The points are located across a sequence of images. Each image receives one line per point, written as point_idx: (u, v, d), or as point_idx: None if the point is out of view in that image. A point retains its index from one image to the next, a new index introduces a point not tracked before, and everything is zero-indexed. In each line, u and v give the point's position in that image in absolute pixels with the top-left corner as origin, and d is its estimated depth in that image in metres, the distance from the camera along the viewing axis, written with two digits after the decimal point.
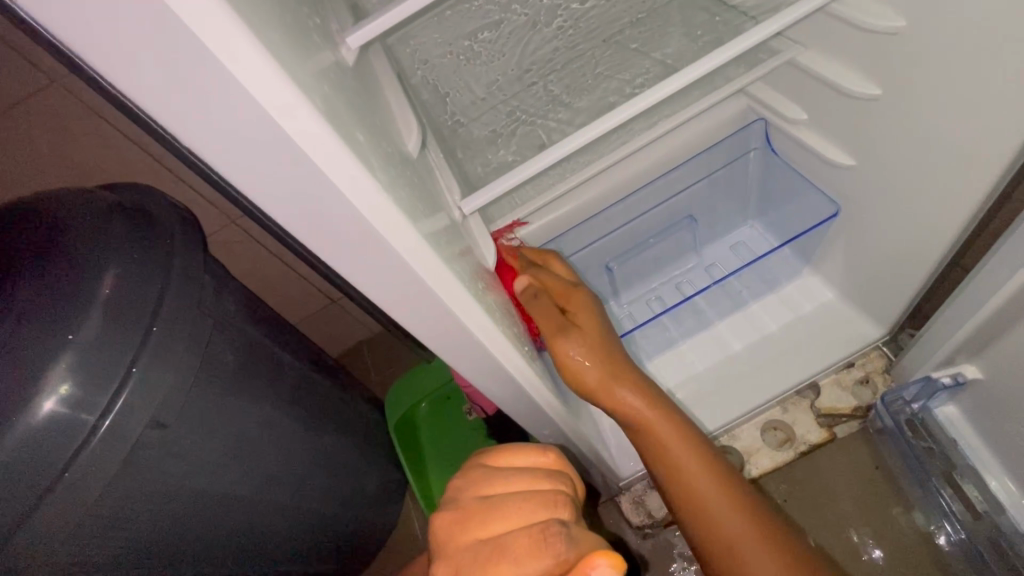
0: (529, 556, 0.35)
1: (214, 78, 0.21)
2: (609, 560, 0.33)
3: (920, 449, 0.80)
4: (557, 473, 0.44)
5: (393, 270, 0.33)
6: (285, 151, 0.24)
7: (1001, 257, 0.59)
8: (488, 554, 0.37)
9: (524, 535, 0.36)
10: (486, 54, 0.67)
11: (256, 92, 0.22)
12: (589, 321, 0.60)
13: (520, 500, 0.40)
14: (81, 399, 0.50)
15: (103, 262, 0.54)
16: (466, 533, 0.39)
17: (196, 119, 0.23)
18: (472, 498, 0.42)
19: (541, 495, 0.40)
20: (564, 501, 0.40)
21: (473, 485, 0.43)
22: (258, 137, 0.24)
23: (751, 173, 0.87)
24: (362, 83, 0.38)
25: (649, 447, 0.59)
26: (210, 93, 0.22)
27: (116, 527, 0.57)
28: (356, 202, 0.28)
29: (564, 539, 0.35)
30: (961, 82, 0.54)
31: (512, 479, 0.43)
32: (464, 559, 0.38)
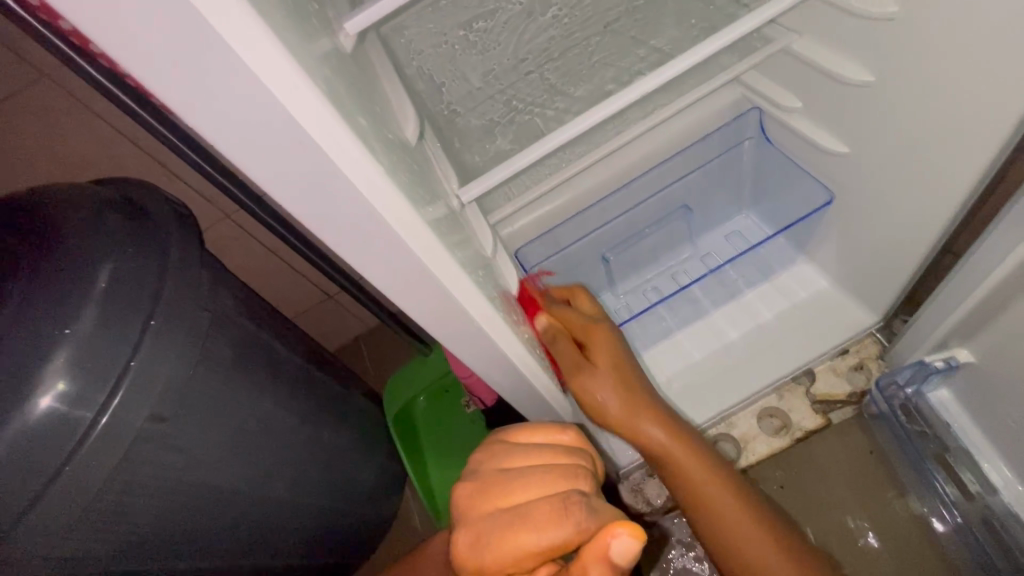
0: (551, 523, 0.36)
1: (217, 57, 0.21)
2: (629, 530, 0.34)
3: (914, 431, 0.82)
4: (575, 449, 0.45)
5: (395, 254, 0.33)
6: (287, 132, 0.24)
7: (992, 242, 0.60)
8: (508, 521, 0.38)
9: (545, 503, 0.37)
10: (482, 44, 0.64)
11: (259, 70, 0.22)
12: (612, 358, 0.62)
13: (540, 472, 0.41)
14: (79, 395, 0.50)
15: (99, 257, 0.54)
16: (486, 502, 0.41)
17: (195, 97, 0.23)
18: (490, 471, 0.43)
19: (562, 469, 0.41)
20: (583, 476, 0.41)
21: (492, 459, 0.45)
22: (259, 115, 0.24)
23: (746, 162, 0.87)
24: (359, 70, 0.37)
25: (681, 489, 0.61)
26: (211, 70, 0.22)
27: (118, 521, 0.57)
28: (358, 183, 0.28)
29: (585, 509, 0.36)
30: (953, 68, 0.55)
31: (532, 454, 0.44)
32: (484, 526, 0.39)
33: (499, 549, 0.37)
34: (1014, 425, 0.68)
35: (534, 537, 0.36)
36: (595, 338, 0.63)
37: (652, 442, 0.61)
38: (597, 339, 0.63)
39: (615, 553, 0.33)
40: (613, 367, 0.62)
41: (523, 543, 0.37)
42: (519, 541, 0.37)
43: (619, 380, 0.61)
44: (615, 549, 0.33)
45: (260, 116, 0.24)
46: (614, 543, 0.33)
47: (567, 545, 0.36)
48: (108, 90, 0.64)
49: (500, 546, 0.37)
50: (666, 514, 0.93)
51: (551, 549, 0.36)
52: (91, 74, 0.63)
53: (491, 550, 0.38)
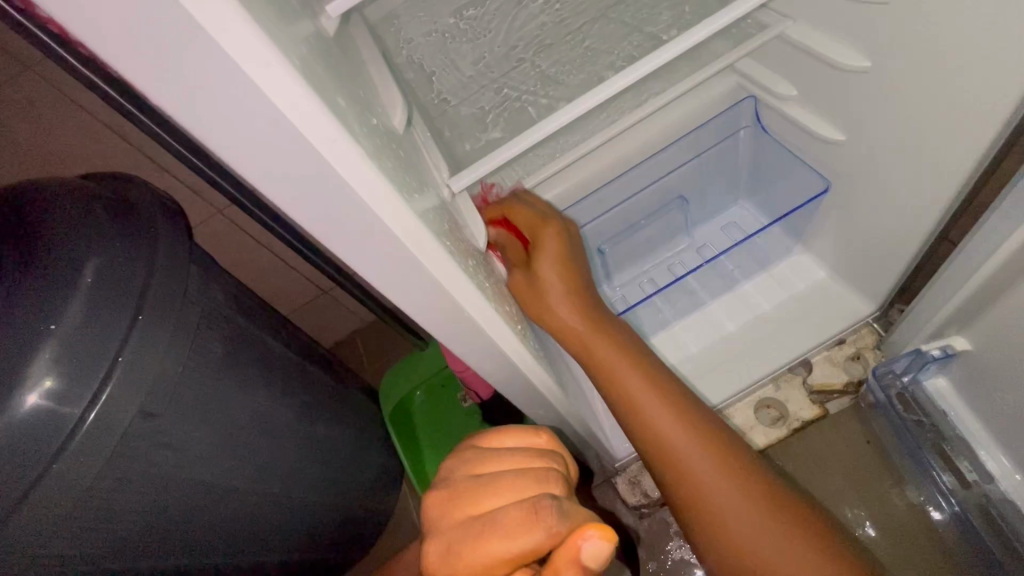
0: (522, 529, 0.36)
1: (191, 40, 0.20)
2: (601, 532, 0.34)
3: (911, 422, 0.80)
4: (547, 452, 0.44)
5: (381, 244, 0.32)
6: (265, 114, 0.23)
7: (988, 228, 0.59)
8: (479, 528, 0.37)
9: (515, 509, 0.37)
10: (472, 31, 0.67)
11: (235, 54, 0.21)
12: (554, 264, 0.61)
13: (512, 478, 0.40)
14: (66, 391, 0.49)
15: (85, 251, 0.53)
16: (458, 509, 0.40)
17: (168, 78, 0.21)
18: (463, 476, 0.43)
19: (534, 473, 0.40)
20: (555, 479, 0.40)
21: (465, 464, 0.44)
22: (235, 97, 0.23)
23: (741, 152, 0.86)
24: (343, 54, 0.37)
25: (616, 395, 0.59)
26: (182, 48, 0.20)
27: (109, 519, 0.56)
28: (340, 168, 0.27)
29: (556, 513, 0.36)
30: (952, 52, 0.54)
31: (503, 457, 0.43)
32: (456, 534, 0.39)
33: (471, 557, 0.37)
34: (1012, 413, 0.68)
35: (504, 545, 0.36)
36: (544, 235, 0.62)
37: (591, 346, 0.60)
38: (544, 235, 0.62)
39: (587, 555, 0.33)
40: (561, 269, 0.61)
41: (493, 550, 0.36)
42: (488, 548, 0.36)
43: (568, 281, 0.61)
44: (586, 550, 0.33)
45: (236, 97, 0.23)
46: (586, 545, 0.33)
47: (538, 551, 0.35)
48: (92, 82, 0.63)
49: (472, 554, 0.37)
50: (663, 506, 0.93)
51: (522, 555, 0.36)
52: (73, 65, 0.61)
53: (463, 559, 0.37)
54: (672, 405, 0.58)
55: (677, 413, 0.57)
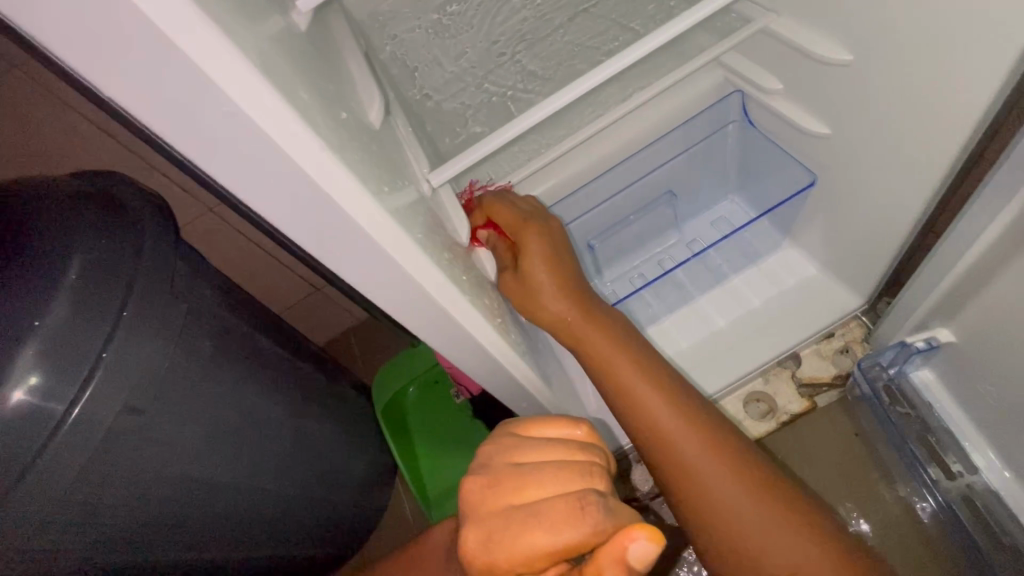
0: (567, 523, 0.36)
1: (131, 25, 0.20)
2: (649, 533, 0.34)
3: (897, 414, 0.81)
4: (588, 446, 0.44)
5: (352, 241, 0.31)
6: (220, 107, 0.23)
7: (969, 220, 0.60)
8: (523, 517, 0.38)
9: (561, 503, 0.37)
10: (454, 27, 0.70)
11: (179, 40, 0.20)
12: (538, 261, 0.61)
13: (555, 470, 0.40)
14: (50, 388, 0.49)
15: (70, 248, 0.53)
16: (498, 497, 0.40)
17: (119, 74, 0.21)
18: (504, 464, 0.42)
19: (577, 467, 0.41)
20: (598, 474, 0.41)
21: (505, 451, 0.44)
22: (190, 91, 0.22)
23: (729, 147, 0.87)
24: (318, 51, 0.37)
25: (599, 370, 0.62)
26: (131, 42, 0.20)
27: (96, 514, 0.57)
28: (303, 164, 0.26)
29: (602, 509, 0.37)
30: (930, 44, 0.54)
31: (544, 448, 0.43)
32: (497, 523, 0.39)
33: (514, 548, 0.37)
34: (995, 404, 0.68)
35: (550, 537, 0.36)
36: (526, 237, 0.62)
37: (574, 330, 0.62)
38: (527, 238, 0.62)
39: (633, 557, 0.33)
40: (546, 267, 0.62)
41: (538, 542, 0.36)
42: (533, 538, 0.37)
43: (556, 281, 0.62)
44: (632, 552, 0.33)
45: (191, 91, 0.22)
46: (634, 546, 0.33)
47: (581, 546, 0.36)
48: (77, 81, 0.63)
49: (514, 543, 0.37)
50: (653, 500, 0.93)
51: (567, 548, 0.36)
52: (58, 64, 0.62)
53: (504, 547, 0.37)
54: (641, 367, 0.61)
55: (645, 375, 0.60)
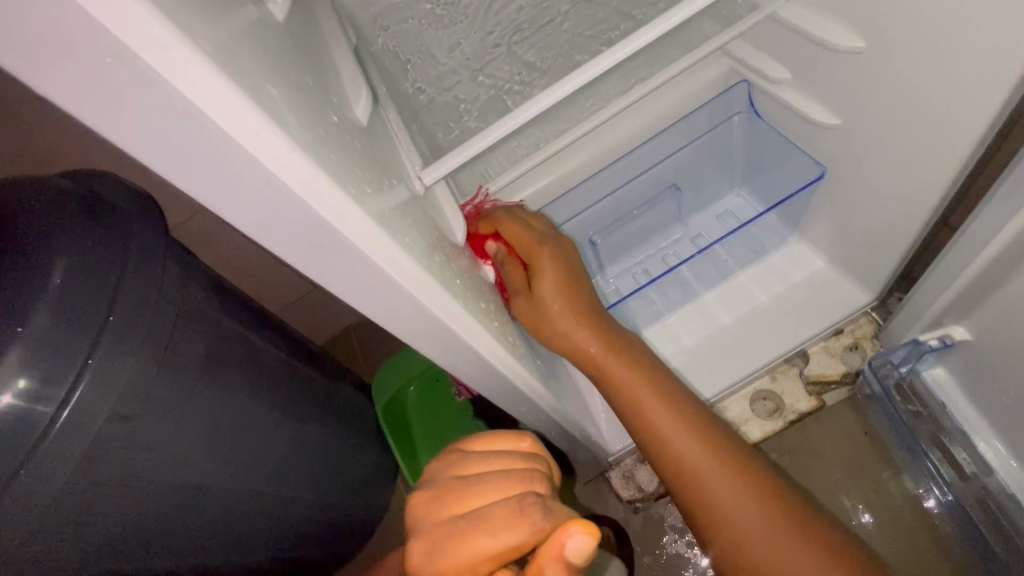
0: (505, 525, 0.35)
1: (66, 21, 0.17)
2: (584, 527, 0.32)
3: (909, 413, 0.79)
4: (533, 455, 0.43)
5: (332, 246, 0.29)
6: (166, 101, 0.20)
7: (986, 215, 0.57)
8: (464, 525, 0.36)
9: (500, 505, 0.36)
10: (448, 17, 0.69)
11: (126, 37, 0.18)
12: (552, 282, 0.59)
13: (498, 477, 0.39)
14: (39, 391, 0.48)
15: (50, 256, 0.51)
16: (442, 509, 0.39)
17: (49, 67, 0.18)
18: (449, 478, 0.42)
19: (518, 472, 0.39)
20: (539, 478, 0.39)
21: (452, 466, 0.43)
22: (130, 85, 0.19)
23: (735, 139, 0.84)
24: (301, 44, 0.35)
25: (609, 386, 0.60)
26: (56, 30, 0.17)
27: (85, 523, 0.55)
28: (266, 162, 0.24)
29: (542, 510, 0.35)
30: (943, 30, 0.51)
31: (488, 459, 0.42)
32: (440, 532, 0.37)
33: (455, 556, 0.36)
34: (1010, 403, 0.66)
35: (489, 541, 0.35)
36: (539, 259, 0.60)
37: (580, 349, 0.59)
38: (542, 260, 0.59)
39: (571, 553, 0.32)
40: (562, 289, 0.59)
41: (480, 547, 0.35)
42: (473, 544, 0.35)
43: (569, 303, 0.59)
44: (570, 548, 0.32)
45: (129, 83, 0.19)
46: (569, 541, 0.32)
47: (520, 548, 0.34)
48: None
49: (456, 552, 0.36)
50: (658, 500, 0.92)
51: (507, 551, 0.34)
52: None
53: (446, 557, 0.36)
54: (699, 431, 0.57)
55: (713, 450, 0.56)
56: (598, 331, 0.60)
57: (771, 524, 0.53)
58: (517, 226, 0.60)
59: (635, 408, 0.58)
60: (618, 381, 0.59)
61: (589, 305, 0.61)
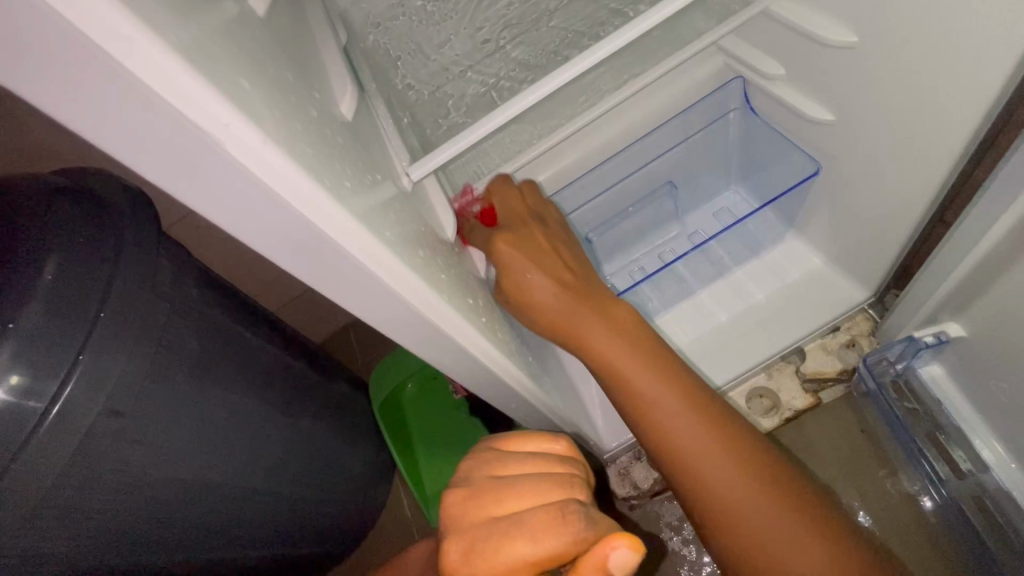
0: (547, 531, 0.35)
1: (29, 16, 0.17)
2: (630, 542, 0.34)
3: (904, 410, 0.79)
4: (568, 459, 0.43)
5: (309, 241, 0.29)
6: (132, 98, 0.20)
7: (979, 210, 0.57)
8: (504, 527, 0.36)
9: (542, 511, 0.36)
10: (438, 14, 0.69)
11: (88, 28, 0.18)
12: (516, 262, 0.58)
13: (537, 480, 0.39)
14: (30, 387, 0.48)
15: (43, 252, 0.51)
16: (480, 508, 0.39)
17: (18, 62, 0.18)
18: (485, 478, 0.41)
19: (557, 477, 0.39)
20: (578, 485, 0.40)
21: (486, 464, 0.43)
22: (98, 83, 0.19)
23: (731, 136, 0.84)
24: (285, 39, 0.36)
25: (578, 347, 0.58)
26: (21, 22, 0.17)
27: (79, 518, 0.56)
28: (239, 157, 0.23)
29: (584, 519, 0.35)
30: (934, 24, 0.51)
31: (524, 461, 0.42)
32: (478, 533, 0.37)
33: (494, 558, 0.35)
34: (1006, 400, 0.66)
35: (531, 547, 0.35)
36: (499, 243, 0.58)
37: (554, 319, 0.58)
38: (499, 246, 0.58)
39: (615, 564, 0.33)
40: (525, 263, 0.58)
41: (519, 551, 0.35)
42: (514, 548, 0.35)
43: (536, 278, 0.58)
44: (614, 560, 0.33)
45: (94, 79, 0.19)
46: (614, 554, 0.33)
47: (562, 555, 0.35)
48: None
49: (495, 555, 0.35)
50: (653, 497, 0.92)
51: (547, 558, 0.35)
52: None
53: (483, 559, 0.36)
54: (681, 397, 0.55)
55: (681, 398, 0.55)
56: (563, 295, 0.58)
57: (739, 466, 0.52)
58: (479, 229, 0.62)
59: (615, 374, 0.56)
60: (588, 341, 0.57)
61: (561, 272, 0.60)
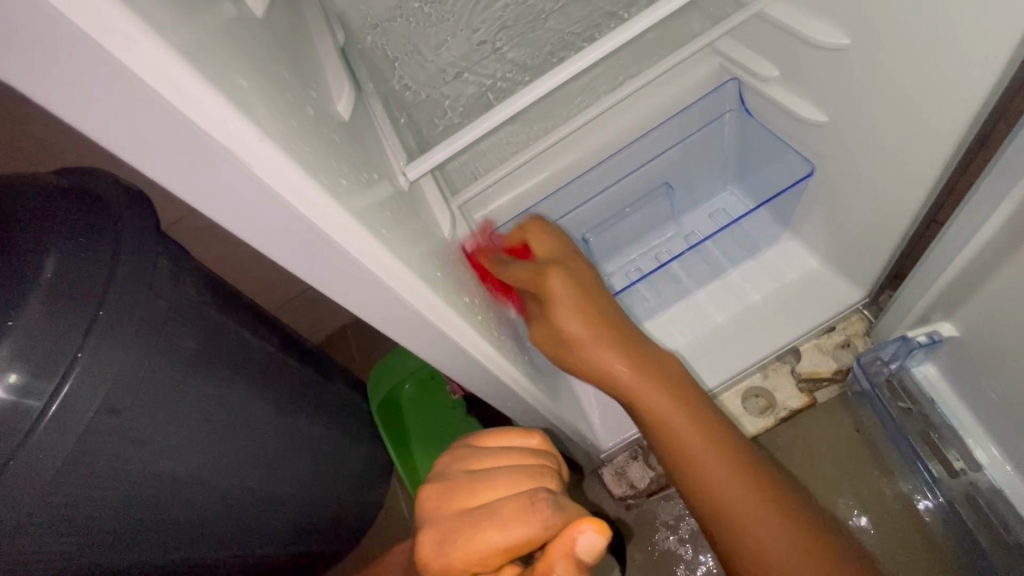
0: (516, 519, 0.35)
1: (36, 15, 0.17)
2: (596, 526, 0.32)
3: (897, 409, 0.79)
4: (541, 452, 0.43)
5: (308, 238, 0.29)
6: (135, 96, 0.20)
7: (970, 210, 0.57)
8: (474, 517, 0.37)
9: (511, 500, 0.36)
10: (435, 14, 0.70)
11: (90, 26, 0.18)
12: (562, 305, 0.59)
13: (508, 472, 0.40)
14: (29, 386, 0.49)
15: (43, 247, 0.52)
16: (452, 501, 0.40)
17: (23, 61, 0.18)
18: (459, 472, 0.42)
19: (529, 469, 0.40)
20: (550, 475, 0.40)
21: (461, 460, 0.43)
22: (102, 80, 0.20)
23: (726, 137, 0.84)
24: (284, 41, 0.36)
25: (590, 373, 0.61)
26: (26, 22, 0.17)
27: (77, 516, 0.56)
28: (239, 154, 0.24)
29: (552, 505, 0.35)
30: (923, 28, 0.52)
31: (497, 455, 0.43)
32: (450, 524, 0.38)
33: (465, 548, 0.36)
34: (998, 399, 0.66)
35: (500, 535, 0.35)
36: (546, 283, 0.60)
37: (590, 359, 0.60)
38: (548, 287, 0.60)
39: (582, 548, 0.32)
40: (575, 309, 0.59)
41: (489, 539, 0.35)
42: (484, 537, 0.35)
43: (583, 319, 0.59)
44: (582, 543, 0.32)
45: (96, 77, 0.20)
46: (581, 538, 0.32)
47: (530, 542, 0.35)
48: None
49: (466, 545, 0.36)
50: (649, 497, 0.92)
51: (516, 545, 0.35)
52: None
53: (455, 549, 0.36)
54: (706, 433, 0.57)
55: (689, 412, 0.58)
56: (608, 335, 0.60)
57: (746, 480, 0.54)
58: (519, 266, 0.62)
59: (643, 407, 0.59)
60: (597, 366, 0.59)
61: (607, 314, 0.61)
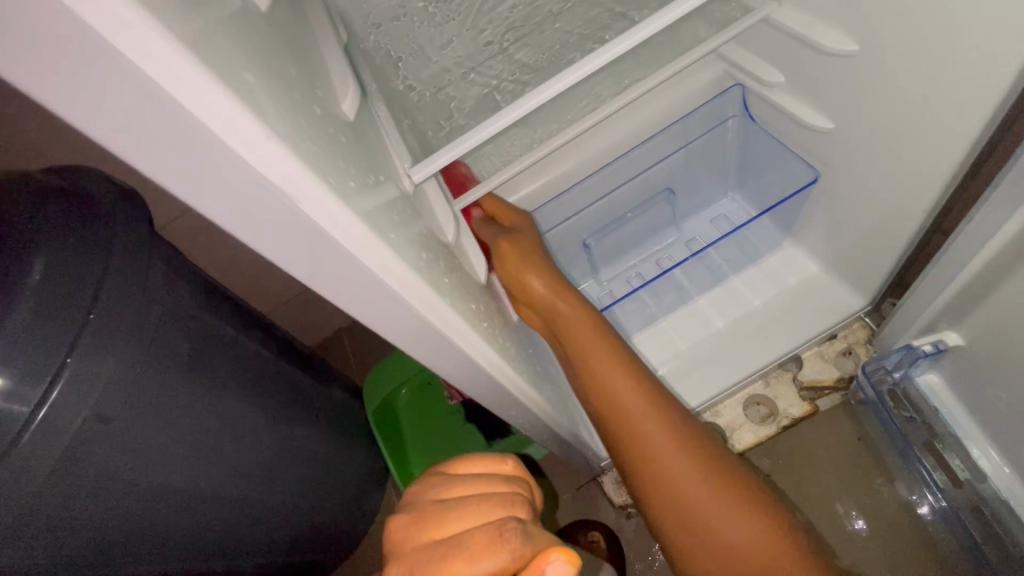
0: (483, 552, 0.33)
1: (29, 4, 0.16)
2: (566, 555, 0.32)
3: (900, 418, 0.79)
4: (513, 477, 0.42)
5: (316, 243, 0.28)
6: (134, 89, 0.19)
7: (979, 219, 0.57)
8: (442, 551, 0.35)
9: (479, 531, 0.35)
10: (440, 15, 0.70)
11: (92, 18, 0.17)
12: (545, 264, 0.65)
13: (478, 498, 0.38)
14: (11, 391, 0.46)
15: (30, 249, 0.50)
16: (420, 534, 0.38)
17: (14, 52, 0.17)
18: (427, 502, 0.40)
19: (498, 494, 0.38)
20: (521, 501, 0.38)
21: (431, 489, 0.42)
22: (105, 74, 0.18)
23: (729, 143, 0.84)
24: (289, 37, 0.35)
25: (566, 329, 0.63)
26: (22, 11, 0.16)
27: (63, 526, 0.54)
28: (247, 155, 0.23)
29: (520, 534, 0.34)
30: (931, 36, 0.52)
31: (467, 482, 0.41)
32: (419, 558, 0.36)
33: None
34: (1004, 409, 0.66)
35: (466, 569, 0.33)
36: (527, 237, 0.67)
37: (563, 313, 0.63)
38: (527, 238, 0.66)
39: None
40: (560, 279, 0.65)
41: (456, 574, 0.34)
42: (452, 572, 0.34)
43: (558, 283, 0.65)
44: None
45: (92, 69, 0.18)
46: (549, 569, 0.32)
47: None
48: None
49: None
50: None
51: None
52: None
53: None
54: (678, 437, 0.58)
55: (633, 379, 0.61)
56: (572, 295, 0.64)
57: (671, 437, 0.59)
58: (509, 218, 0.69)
59: (614, 418, 0.59)
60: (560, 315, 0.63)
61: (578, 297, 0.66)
